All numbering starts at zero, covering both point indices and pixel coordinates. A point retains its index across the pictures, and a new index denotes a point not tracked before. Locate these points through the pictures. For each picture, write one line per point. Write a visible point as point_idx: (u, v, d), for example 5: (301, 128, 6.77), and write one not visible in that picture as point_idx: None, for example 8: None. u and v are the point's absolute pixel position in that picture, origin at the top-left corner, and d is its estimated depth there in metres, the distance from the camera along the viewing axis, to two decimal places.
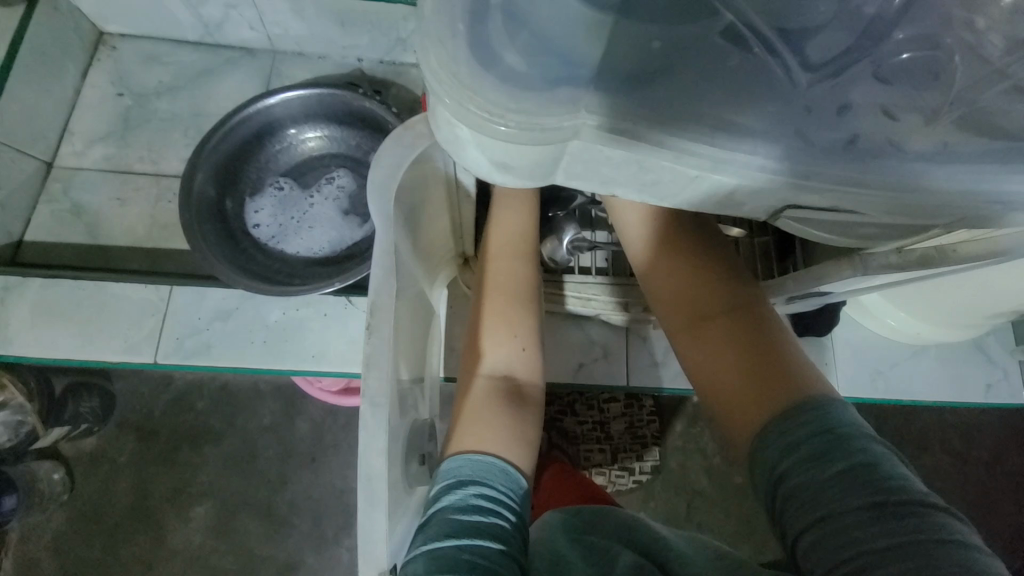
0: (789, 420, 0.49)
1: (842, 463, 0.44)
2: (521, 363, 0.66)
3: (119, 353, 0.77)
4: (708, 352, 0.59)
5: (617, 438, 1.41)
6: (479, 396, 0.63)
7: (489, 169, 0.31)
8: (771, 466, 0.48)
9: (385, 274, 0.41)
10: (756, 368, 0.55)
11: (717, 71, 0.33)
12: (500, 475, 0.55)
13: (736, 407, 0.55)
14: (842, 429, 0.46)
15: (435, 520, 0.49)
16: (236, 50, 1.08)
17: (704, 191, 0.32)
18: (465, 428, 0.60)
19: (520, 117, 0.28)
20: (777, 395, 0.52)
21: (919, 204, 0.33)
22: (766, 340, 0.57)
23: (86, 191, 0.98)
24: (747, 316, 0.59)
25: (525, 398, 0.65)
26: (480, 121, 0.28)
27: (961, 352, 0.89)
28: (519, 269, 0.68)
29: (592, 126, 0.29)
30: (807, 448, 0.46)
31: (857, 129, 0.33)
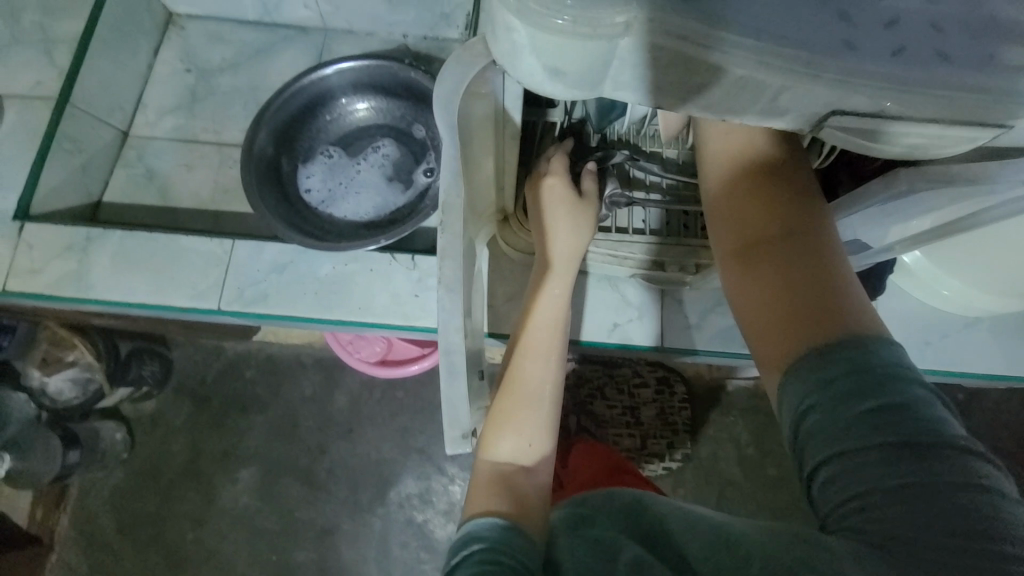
0: (829, 355, 0.42)
1: (872, 402, 0.39)
2: (537, 446, 0.61)
3: (188, 300, 0.85)
4: (746, 267, 0.48)
5: (646, 424, 1.39)
6: (491, 466, 0.59)
7: (544, 77, 0.34)
8: (797, 400, 0.42)
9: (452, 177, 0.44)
10: (802, 292, 0.45)
11: None
12: (491, 524, 0.51)
13: (765, 332, 0.46)
14: (882, 369, 0.40)
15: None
16: (291, 29, 1.14)
17: (745, 97, 0.33)
18: (476, 490, 0.57)
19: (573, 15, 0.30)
20: (821, 327, 0.43)
21: (962, 108, 0.33)
22: (819, 261, 0.46)
23: (158, 158, 1.07)
24: (803, 229, 0.47)
25: (538, 492, 0.58)
26: (538, 22, 0.31)
27: (1017, 327, 0.85)
28: (547, 332, 0.65)
29: (642, 21, 0.30)
30: (841, 384, 0.40)
31: (907, 38, 0.33)
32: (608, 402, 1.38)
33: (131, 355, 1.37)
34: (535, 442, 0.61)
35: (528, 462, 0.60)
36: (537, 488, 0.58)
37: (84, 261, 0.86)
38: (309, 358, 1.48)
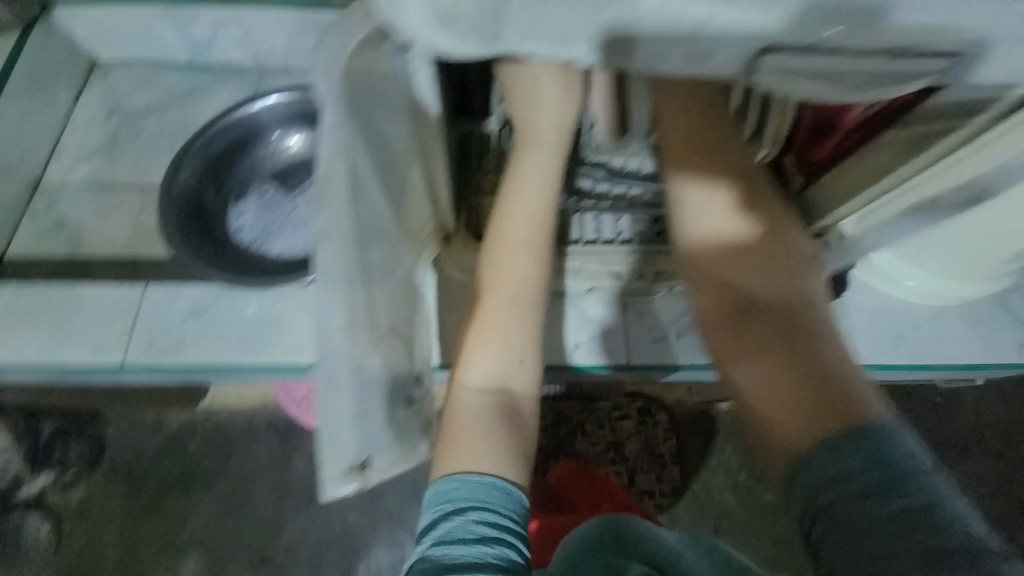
0: (842, 449, 0.43)
1: (896, 499, 0.39)
2: (514, 374, 0.59)
3: (89, 356, 0.75)
4: (743, 343, 0.54)
5: (632, 458, 1.29)
6: (465, 410, 0.57)
7: (433, 30, 0.29)
8: (810, 491, 0.43)
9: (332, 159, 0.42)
10: (801, 378, 0.49)
11: None
12: (492, 490, 0.51)
13: (779, 414, 0.49)
14: (900, 464, 0.41)
15: (430, 558, 0.46)
16: (223, 68, 1.10)
17: (662, 32, 0.29)
18: (451, 443, 0.55)
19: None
20: (831, 419, 0.46)
21: (907, 37, 0.29)
22: (816, 356, 0.50)
23: (72, 206, 0.98)
24: (798, 328, 0.52)
25: (520, 415, 0.58)
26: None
27: (984, 311, 0.83)
28: (516, 265, 0.61)
29: None
30: (860, 475, 0.41)
31: None
32: (592, 436, 1.29)
33: (57, 436, 1.19)
34: (513, 366, 0.59)
35: (504, 390, 0.58)
36: (518, 412, 0.58)
37: None
38: (267, 419, 1.24)
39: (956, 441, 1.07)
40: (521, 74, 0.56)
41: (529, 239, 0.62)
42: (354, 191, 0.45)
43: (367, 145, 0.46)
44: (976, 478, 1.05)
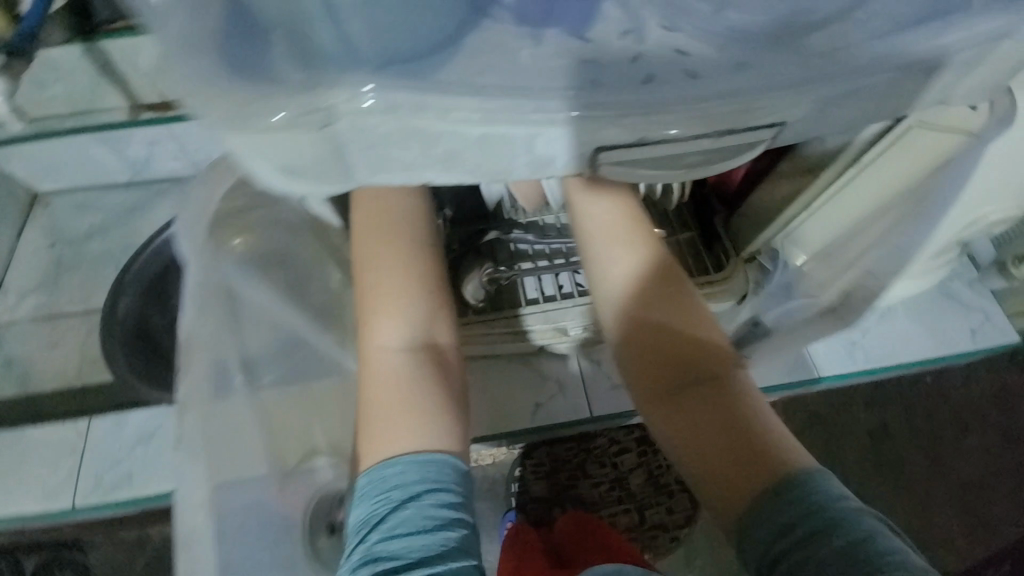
0: (780, 499, 0.43)
1: (837, 541, 0.40)
2: (434, 325, 0.52)
3: (38, 502, 0.72)
4: (674, 413, 0.49)
5: (641, 492, 1.04)
6: (385, 378, 0.48)
7: (279, 178, 0.30)
8: (762, 549, 0.42)
9: (196, 314, 0.44)
10: (733, 439, 0.47)
11: (500, 42, 0.33)
12: (446, 469, 0.46)
13: (718, 481, 0.46)
14: (830, 503, 0.42)
15: (387, 555, 0.42)
16: (164, 181, 1.10)
17: (492, 153, 0.30)
18: (374, 418, 0.47)
19: (264, 107, 0.26)
20: (762, 469, 0.45)
21: (727, 118, 0.31)
22: (735, 400, 0.49)
23: (18, 342, 0.96)
24: (715, 371, 0.50)
25: (448, 364, 0.52)
26: (226, 117, 0.26)
27: (932, 303, 0.84)
28: (404, 308, 0.50)
29: (346, 99, 0.27)
30: (799, 525, 0.41)
31: (651, 70, 0.33)
32: (595, 477, 1.03)
33: None
34: (433, 316, 0.52)
35: (427, 343, 0.51)
36: (446, 363, 0.52)
37: None
38: None
39: (956, 418, 0.99)
40: (371, 199, 0.49)
41: (410, 279, 0.51)
42: (229, 341, 0.47)
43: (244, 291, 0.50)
44: (983, 455, 0.98)
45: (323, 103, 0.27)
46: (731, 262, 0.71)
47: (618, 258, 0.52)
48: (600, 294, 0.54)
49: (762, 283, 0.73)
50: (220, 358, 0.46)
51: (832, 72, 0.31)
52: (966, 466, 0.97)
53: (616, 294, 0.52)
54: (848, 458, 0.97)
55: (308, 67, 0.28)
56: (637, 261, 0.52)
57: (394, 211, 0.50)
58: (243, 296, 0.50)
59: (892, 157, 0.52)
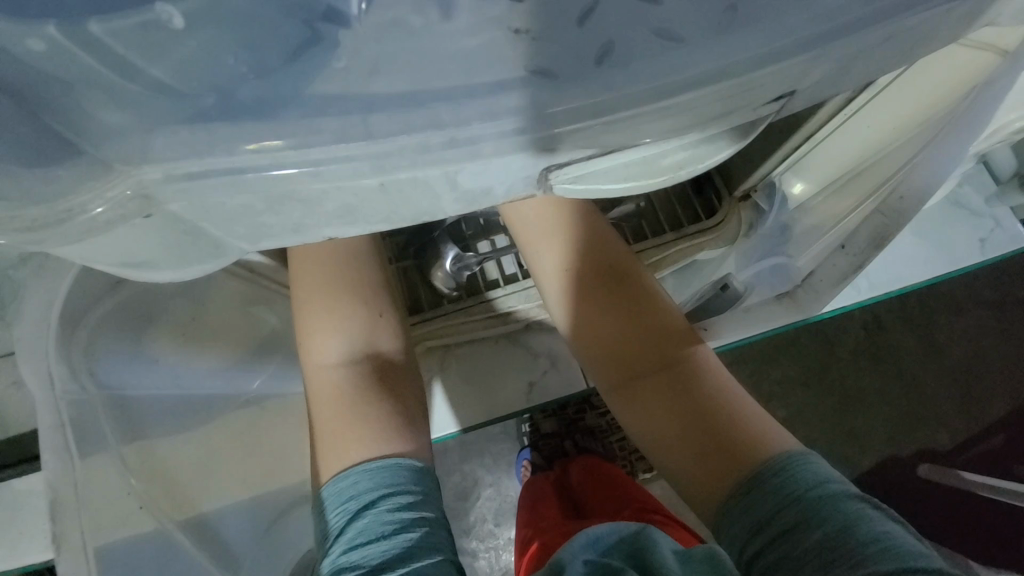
0: (752, 492, 0.36)
1: (814, 535, 0.33)
2: (377, 330, 0.46)
3: None
4: (633, 408, 0.44)
5: None
6: (329, 394, 0.43)
7: (129, 272, 0.23)
8: (738, 550, 0.36)
9: (61, 462, 0.31)
10: (700, 432, 0.40)
11: (396, 23, 0.24)
12: (401, 470, 0.40)
13: (687, 478, 0.40)
14: (811, 492, 0.35)
15: (348, 567, 0.35)
16: None
17: (405, 199, 0.22)
18: (323, 441, 0.41)
19: (44, 211, 0.18)
20: (731, 458, 0.38)
21: (704, 108, 0.23)
22: (701, 381, 0.42)
23: None
24: (676, 352, 0.43)
25: (398, 372, 0.46)
26: (8, 239, 0.18)
27: (939, 214, 0.78)
28: (337, 322, 0.44)
29: (160, 179, 0.19)
30: (776, 522, 0.34)
31: (608, 37, 0.24)
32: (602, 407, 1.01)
33: None
34: (376, 320, 0.46)
35: (377, 354, 0.45)
36: (394, 372, 0.46)
37: None
38: None
39: (952, 310, 0.95)
40: None
41: (345, 287, 0.45)
42: (130, 428, 0.36)
43: (139, 400, 0.38)
44: (979, 339, 0.95)
45: (135, 191, 0.19)
46: (723, 206, 0.59)
47: (547, 239, 0.46)
48: (543, 280, 0.48)
49: (755, 225, 0.59)
50: (119, 474, 0.34)
51: (863, 7, 0.22)
52: (957, 349, 0.94)
53: (557, 280, 0.47)
54: (848, 369, 0.94)
55: (111, 123, 0.19)
56: (566, 241, 0.46)
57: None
58: (136, 402, 0.37)
59: (915, 84, 0.42)
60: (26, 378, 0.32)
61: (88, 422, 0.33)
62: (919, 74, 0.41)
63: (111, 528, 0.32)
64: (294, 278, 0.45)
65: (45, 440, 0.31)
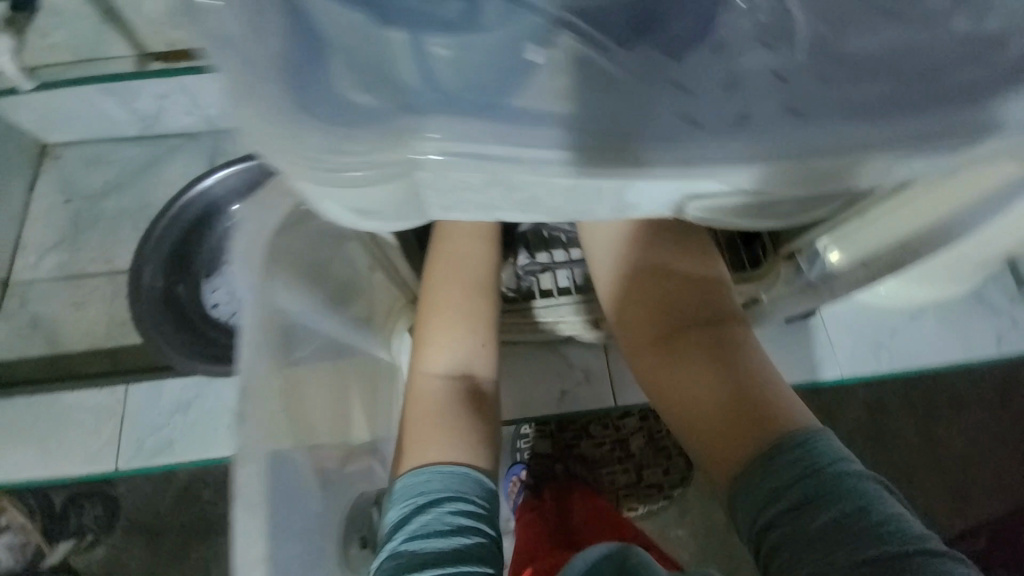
0: (772, 462, 0.39)
1: (830, 510, 0.36)
2: (480, 362, 0.52)
3: (81, 464, 0.78)
4: (671, 372, 0.47)
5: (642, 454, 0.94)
6: (430, 400, 0.49)
7: (352, 218, 0.29)
8: (753, 515, 0.39)
9: (257, 352, 0.36)
10: (733, 400, 0.43)
11: (585, 61, 0.29)
12: (468, 480, 0.45)
13: (713, 442, 0.43)
14: (831, 468, 0.38)
15: (406, 555, 0.39)
16: (178, 137, 1.03)
17: (580, 200, 0.28)
18: (414, 435, 0.47)
19: (352, 159, 0.25)
20: (759, 428, 0.42)
21: (816, 174, 0.29)
22: (740, 357, 0.46)
23: (44, 302, 0.95)
24: (722, 328, 0.47)
25: (487, 403, 0.52)
26: (315, 173, 0.25)
27: (962, 305, 0.84)
28: (452, 343, 0.51)
29: (430, 154, 0.25)
30: (796, 491, 0.38)
31: (749, 103, 0.30)
32: (598, 437, 0.93)
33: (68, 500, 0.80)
34: (475, 353, 0.52)
35: (475, 381, 0.51)
36: (484, 400, 0.51)
37: None
38: None
39: (959, 400, 0.99)
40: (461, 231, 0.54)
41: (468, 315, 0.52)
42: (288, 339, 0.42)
43: None
44: (981, 433, 0.98)
45: (406, 158, 0.25)
46: (767, 258, 0.67)
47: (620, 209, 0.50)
48: (607, 247, 0.52)
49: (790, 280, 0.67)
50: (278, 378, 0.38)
51: (952, 121, 0.29)
52: (958, 438, 0.98)
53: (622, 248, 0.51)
54: (852, 439, 0.98)
55: (369, 109, 0.26)
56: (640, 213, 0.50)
57: (456, 264, 0.53)
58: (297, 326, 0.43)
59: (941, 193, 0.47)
60: (246, 280, 0.39)
61: (271, 332, 0.38)
62: (950, 191, 0.47)
63: (267, 421, 0.36)
64: (428, 288, 0.53)
65: (251, 332, 0.37)
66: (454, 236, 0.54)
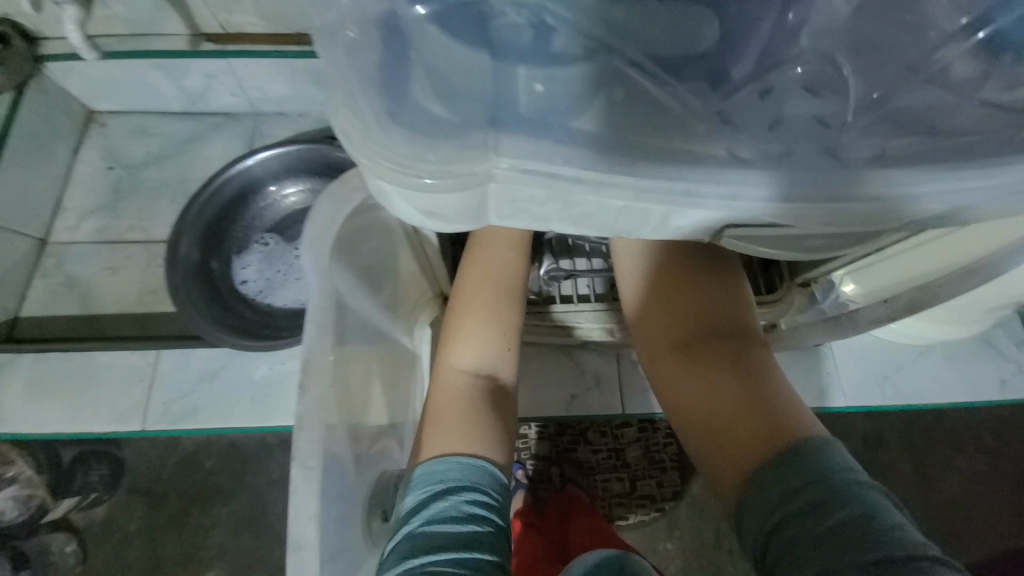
0: (783, 466, 0.41)
1: (838, 515, 0.36)
2: (501, 362, 0.55)
3: (108, 423, 0.80)
4: (690, 383, 0.50)
5: (637, 466, 0.95)
6: (454, 394, 0.52)
7: (421, 218, 0.31)
8: (761, 519, 0.40)
9: (316, 332, 0.42)
10: (749, 412, 0.45)
11: (646, 93, 0.32)
12: (485, 473, 0.46)
13: (727, 450, 0.45)
14: (840, 475, 0.38)
15: (422, 538, 0.41)
16: (220, 115, 1.06)
17: (632, 219, 0.31)
18: (437, 426, 0.50)
19: (433, 167, 0.28)
20: (772, 438, 0.43)
21: (852, 214, 0.31)
22: (757, 373, 0.48)
23: (80, 263, 0.98)
24: (743, 346, 0.50)
25: (506, 402, 0.54)
26: (399, 175, 0.28)
27: (967, 348, 0.86)
28: (478, 342, 0.54)
29: (503, 168, 0.28)
30: (803, 495, 0.38)
31: (792, 143, 0.32)
32: (596, 444, 0.96)
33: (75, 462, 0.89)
34: (498, 356, 0.55)
35: (496, 380, 0.54)
36: (504, 400, 0.54)
37: None
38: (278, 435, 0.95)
39: (956, 440, 1.00)
40: (493, 237, 0.57)
41: (495, 317, 0.55)
42: (337, 318, 0.46)
43: None
44: (976, 476, 0.99)
45: (483, 169, 0.28)
46: (782, 286, 0.68)
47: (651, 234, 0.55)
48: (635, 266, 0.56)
49: (804, 309, 0.68)
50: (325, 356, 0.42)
51: (980, 176, 0.31)
52: (953, 478, 0.99)
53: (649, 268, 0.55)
54: None
55: (451, 121, 0.29)
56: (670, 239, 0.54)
57: (492, 270, 0.56)
58: (346, 311, 0.47)
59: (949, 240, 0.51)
60: (305, 266, 0.43)
61: (324, 314, 0.43)
62: (967, 237, 0.51)
63: (315, 394, 0.40)
64: (459, 287, 0.56)
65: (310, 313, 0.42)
66: (487, 241, 0.57)
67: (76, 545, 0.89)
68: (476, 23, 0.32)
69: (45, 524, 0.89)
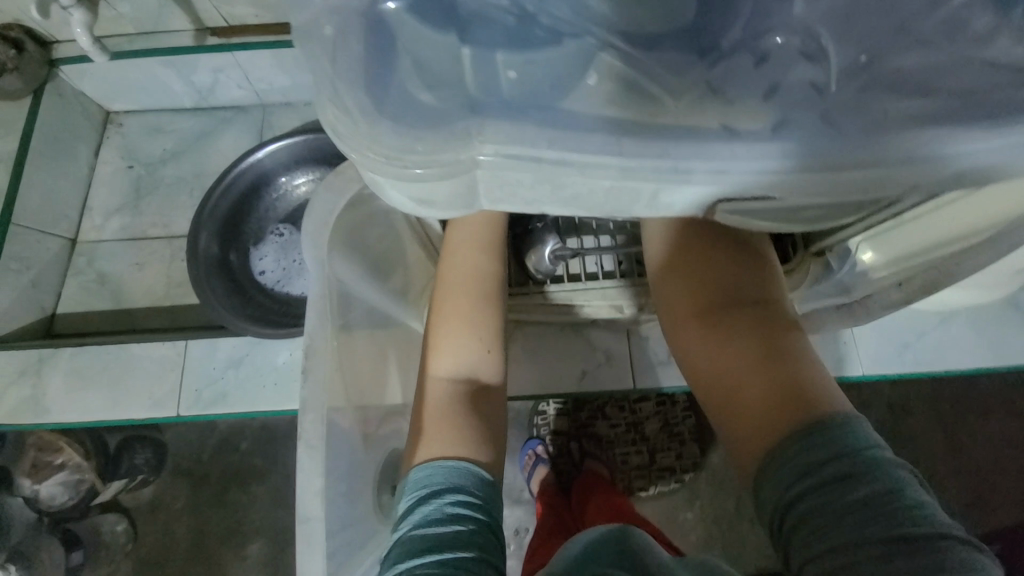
0: (806, 439, 0.40)
1: (860, 490, 0.36)
2: (482, 362, 0.55)
3: (146, 409, 0.84)
4: (712, 354, 0.49)
5: (656, 439, 0.97)
6: (438, 400, 0.52)
7: (414, 206, 0.32)
8: (780, 490, 0.40)
9: (320, 319, 0.44)
10: (772, 381, 0.44)
11: (630, 70, 0.32)
12: (472, 474, 0.47)
13: (746, 421, 0.44)
14: (864, 451, 0.38)
15: (409, 543, 0.42)
16: (230, 109, 1.08)
17: (620, 199, 0.31)
18: (422, 435, 0.50)
19: (418, 157, 0.28)
20: (795, 409, 0.42)
21: (847, 182, 0.31)
22: (783, 345, 0.46)
23: (109, 260, 1.03)
24: (769, 318, 0.48)
25: (492, 401, 0.54)
26: (386, 166, 0.29)
27: (993, 311, 0.83)
28: (457, 345, 0.54)
29: (488, 154, 0.28)
30: (825, 469, 0.38)
31: (784, 112, 0.31)
32: (614, 418, 0.97)
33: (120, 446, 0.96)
34: (481, 354, 0.55)
35: (479, 380, 0.54)
36: (489, 400, 0.54)
37: (38, 386, 0.85)
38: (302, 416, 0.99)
39: (983, 405, 0.98)
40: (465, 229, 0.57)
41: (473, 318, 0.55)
42: (341, 305, 0.47)
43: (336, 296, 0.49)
44: (1004, 441, 0.97)
45: (468, 156, 0.28)
46: (796, 255, 0.65)
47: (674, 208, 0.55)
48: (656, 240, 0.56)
49: (819, 280, 0.66)
50: (329, 342, 0.44)
51: (984, 135, 0.30)
52: (980, 444, 0.97)
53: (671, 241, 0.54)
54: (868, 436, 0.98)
55: (437, 110, 0.30)
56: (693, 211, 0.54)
57: (467, 267, 0.57)
58: (351, 298, 0.49)
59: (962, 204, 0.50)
60: (308, 256, 0.45)
61: (327, 302, 0.45)
62: (993, 198, 0.48)
63: (321, 379, 0.42)
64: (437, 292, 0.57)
65: (315, 301, 0.44)
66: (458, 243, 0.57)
67: (126, 525, 0.96)
68: (457, 10, 0.32)
69: (96, 507, 0.97)
